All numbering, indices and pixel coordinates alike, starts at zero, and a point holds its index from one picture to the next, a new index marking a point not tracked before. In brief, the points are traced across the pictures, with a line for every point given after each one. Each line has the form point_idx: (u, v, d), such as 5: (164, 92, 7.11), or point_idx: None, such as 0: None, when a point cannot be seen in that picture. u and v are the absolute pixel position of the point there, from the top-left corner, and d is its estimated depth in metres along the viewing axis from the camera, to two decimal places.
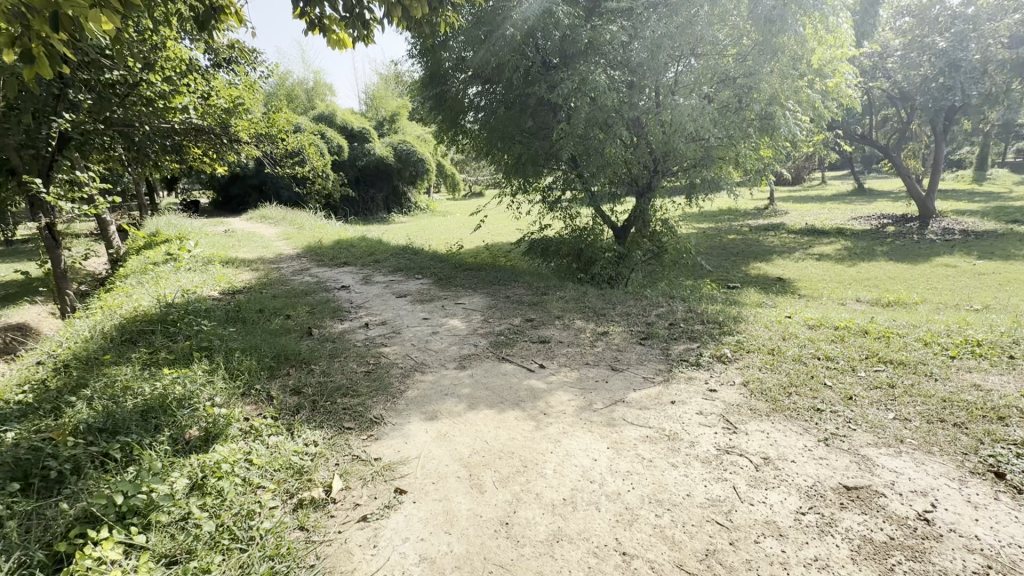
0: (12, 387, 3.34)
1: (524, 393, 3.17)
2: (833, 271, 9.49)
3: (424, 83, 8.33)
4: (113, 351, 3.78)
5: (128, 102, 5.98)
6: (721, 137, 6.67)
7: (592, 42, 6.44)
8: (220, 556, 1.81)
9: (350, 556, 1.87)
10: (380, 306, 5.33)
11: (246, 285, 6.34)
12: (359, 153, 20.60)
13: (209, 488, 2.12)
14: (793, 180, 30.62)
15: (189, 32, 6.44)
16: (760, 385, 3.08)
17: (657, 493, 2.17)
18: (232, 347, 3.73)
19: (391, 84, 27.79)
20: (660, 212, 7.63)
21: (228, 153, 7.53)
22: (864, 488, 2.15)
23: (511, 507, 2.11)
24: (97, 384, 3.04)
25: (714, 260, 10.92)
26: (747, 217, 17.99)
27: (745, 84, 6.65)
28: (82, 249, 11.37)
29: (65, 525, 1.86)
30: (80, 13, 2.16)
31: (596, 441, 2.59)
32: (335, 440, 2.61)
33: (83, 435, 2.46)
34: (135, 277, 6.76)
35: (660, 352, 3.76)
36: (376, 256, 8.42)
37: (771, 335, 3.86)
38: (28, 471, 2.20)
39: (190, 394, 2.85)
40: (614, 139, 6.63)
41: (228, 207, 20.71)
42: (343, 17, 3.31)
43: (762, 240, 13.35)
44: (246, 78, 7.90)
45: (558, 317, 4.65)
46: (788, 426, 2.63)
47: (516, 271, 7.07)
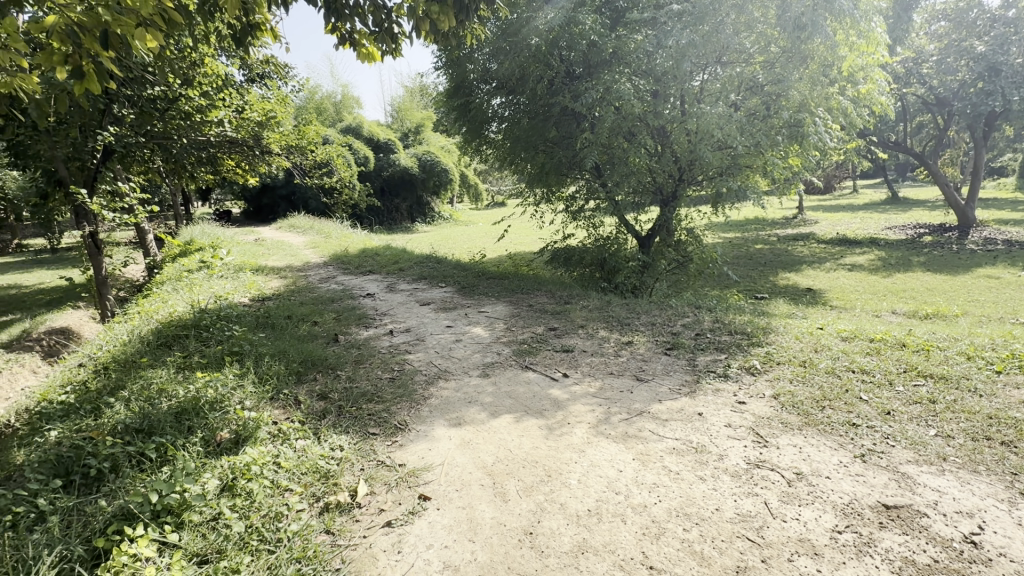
0: (56, 389, 3.51)
1: (547, 402, 3.15)
2: (867, 281, 9.20)
3: (450, 95, 8.48)
4: (149, 354, 3.92)
5: (168, 115, 6.26)
6: (748, 146, 6.56)
7: (617, 51, 6.52)
8: (249, 557, 1.84)
9: (375, 561, 1.88)
10: (404, 314, 5.40)
11: (275, 293, 6.49)
12: (385, 164, 21.00)
13: (239, 489, 2.16)
14: (824, 189, 29.85)
15: (226, 49, 6.78)
16: (792, 398, 2.99)
17: (685, 506, 2.12)
18: (262, 352, 3.84)
19: (417, 97, 28.38)
20: (686, 221, 7.52)
21: (260, 165, 7.74)
22: (905, 507, 2.06)
23: (535, 517, 2.09)
24: (134, 386, 3.15)
25: (741, 270, 10.73)
26: (774, 226, 17.71)
27: (773, 91, 6.66)
28: (122, 257, 11.93)
29: (103, 521, 1.92)
30: (127, 32, 2.31)
31: (621, 452, 2.55)
32: (360, 445, 2.64)
33: (121, 434, 2.56)
34: (171, 284, 7.00)
35: (686, 363, 3.69)
36: (400, 264, 8.55)
37: (803, 347, 3.75)
38: (70, 469, 2.31)
39: (222, 397, 2.93)
40: (638, 148, 6.73)
41: (260, 216, 21.45)
42: (372, 31, 3.40)
43: (790, 250, 13.06)
44: (278, 92, 8.20)
45: (582, 326, 4.62)
46: (822, 441, 2.54)
47: (539, 279, 7.09)
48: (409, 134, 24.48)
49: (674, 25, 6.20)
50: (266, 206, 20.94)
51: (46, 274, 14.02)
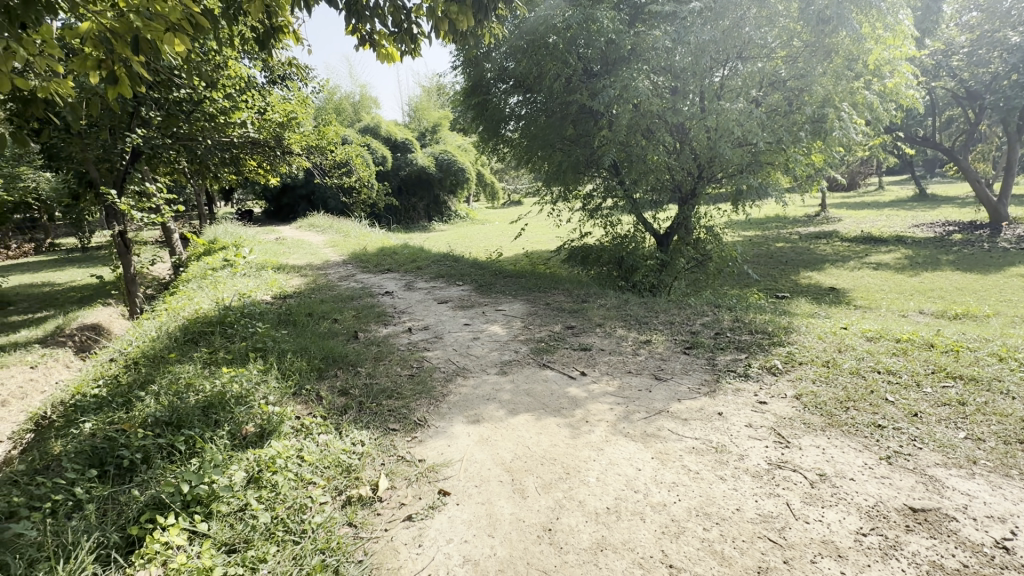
0: (89, 382, 3.65)
1: (565, 400, 3.15)
2: (893, 280, 8.97)
3: (467, 94, 8.52)
4: (176, 350, 4.04)
5: (193, 117, 6.42)
6: (770, 142, 6.47)
7: (635, 47, 6.44)
8: (275, 547, 1.89)
9: (396, 554, 1.91)
10: (422, 312, 5.46)
11: (296, 290, 6.62)
12: (402, 163, 21.18)
13: (265, 481, 2.22)
14: (848, 186, 29.16)
15: (248, 51, 6.91)
16: (814, 399, 2.94)
17: (705, 506, 2.11)
18: (285, 349, 3.92)
19: (434, 96, 28.51)
20: (705, 220, 7.52)
21: (281, 165, 7.87)
22: (933, 511, 2.01)
23: (554, 513, 2.10)
24: (163, 380, 3.26)
25: (761, 268, 10.57)
26: (795, 224, 17.39)
27: (796, 86, 6.56)
28: (149, 256, 12.28)
29: (137, 510, 1.99)
30: (157, 36, 2.38)
31: (639, 450, 2.54)
32: (381, 440, 2.69)
33: (151, 427, 2.65)
34: (197, 282, 7.19)
35: (705, 362, 3.65)
36: (418, 262, 8.64)
37: (826, 347, 3.68)
38: (104, 459, 2.40)
39: (246, 392, 3.01)
40: (657, 145, 6.66)
41: (281, 216, 21.86)
42: (392, 32, 3.43)
43: (812, 248, 12.80)
44: (299, 93, 8.33)
45: (599, 325, 4.61)
46: (846, 443, 2.50)
47: (556, 278, 7.09)
48: (426, 134, 24.62)
49: (694, 21, 6.15)
50: (287, 205, 21.32)
51: (78, 273, 14.51)
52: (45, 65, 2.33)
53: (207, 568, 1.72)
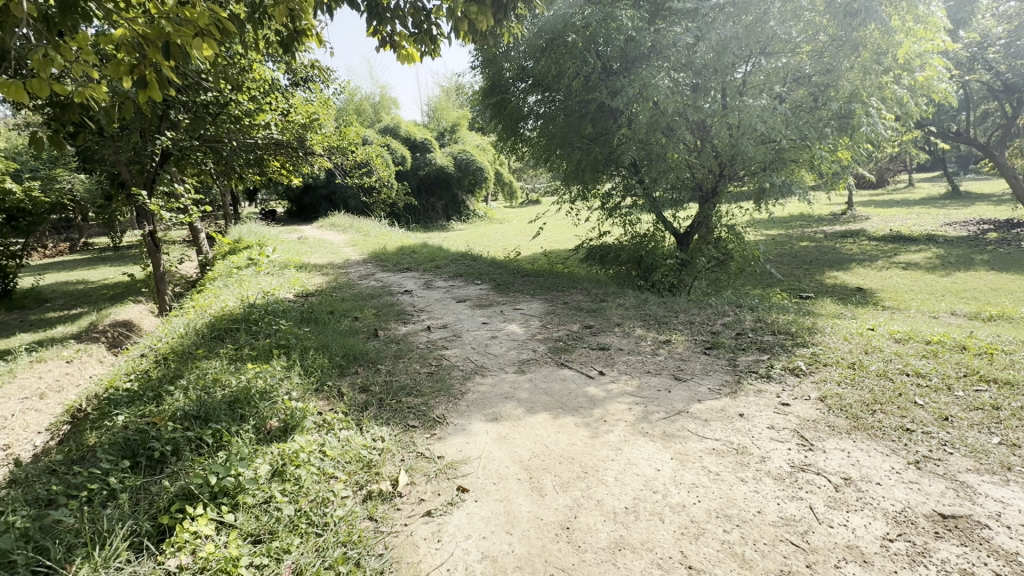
0: (121, 377, 3.79)
1: (583, 400, 3.15)
2: (924, 280, 8.70)
3: (486, 94, 8.55)
4: (203, 346, 4.15)
5: (219, 119, 6.60)
6: (794, 139, 6.36)
7: (656, 44, 6.32)
8: (299, 538, 1.93)
9: (416, 549, 1.94)
10: (441, 310, 5.52)
11: (317, 289, 6.74)
12: (421, 163, 21.36)
13: (289, 474, 2.27)
14: (876, 183, 28.33)
15: (272, 54, 7.05)
16: (839, 401, 2.87)
17: (725, 507, 2.09)
18: (307, 346, 4.00)
19: (453, 95, 28.62)
20: (727, 218, 7.26)
21: (303, 165, 8.00)
22: (964, 518, 1.96)
23: (572, 512, 2.11)
24: (191, 375, 3.36)
25: (784, 268, 10.37)
26: (820, 223, 16.98)
27: (821, 82, 6.47)
28: (177, 255, 12.65)
29: (167, 500, 2.06)
30: (186, 41, 2.45)
31: (658, 451, 2.52)
32: (401, 437, 2.72)
33: (180, 420, 2.74)
34: (222, 280, 7.38)
35: (726, 363, 3.60)
36: (436, 261, 8.70)
37: (852, 348, 3.59)
38: (137, 450, 2.50)
39: (270, 388, 3.08)
40: (677, 143, 6.56)
41: (303, 216, 22.27)
42: (412, 33, 3.47)
43: (838, 247, 12.50)
44: (320, 95, 8.47)
45: (618, 324, 4.58)
46: (872, 446, 2.44)
47: (575, 277, 7.06)
48: (445, 134, 24.77)
49: (717, 17, 6.14)
50: (309, 205, 21.71)
51: (111, 271, 15.02)
52: (81, 71, 2.41)
53: (235, 557, 1.77)
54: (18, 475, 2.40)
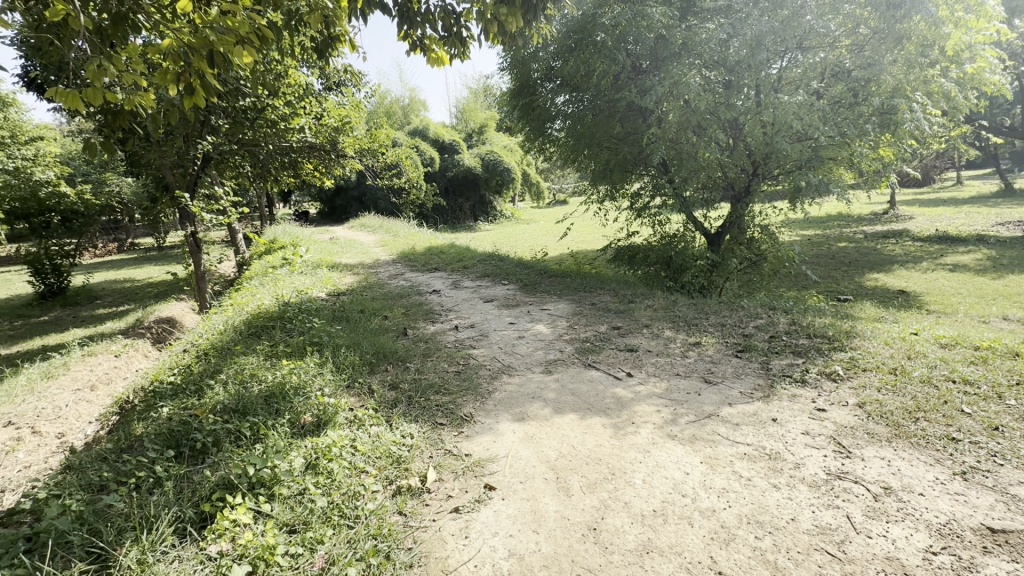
0: (166, 370, 3.98)
1: (610, 401, 3.13)
2: (972, 283, 8.27)
3: (515, 95, 8.60)
4: (241, 342, 4.32)
5: (257, 123, 6.86)
6: (832, 137, 6.19)
7: (686, 42, 6.12)
8: (331, 530, 1.99)
9: (444, 544, 1.97)
10: (468, 310, 5.57)
11: (348, 288, 6.90)
12: (450, 164, 21.57)
13: (322, 468, 2.34)
14: (921, 181, 27.09)
15: (307, 60, 7.26)
16: (879, 408, 2.77)
17: (757, 514, 2.04)
18: (339, 343, 4.10)
19: (481, 97, 28.77)
20: (760, 218, 7.11)
21: (335, 167, 8.16)
22: (1016, 533, 1.86)
23: (599, 513, 2.10)
24: (230, 370, 3.50)
25: (821, 269, 10.04)
26: (860, 223, 16.34)
27: (862, 76, 6.26)
28: (217, 254, 13.15)
29: (209, 489, 2.15)
30: (227, 49, 2.58)
31: (688, 454, 2.49)
32: (429, 434, 2.77)
33: (221, 413, 2.86)
34: (259, 279, 7.64)
35: (759, 366, 3.52)
36: (464, 261, 8.79)
37: (894, 354, 3.45)
38: (180, 441, 2.62)
39: (304, 384, 3.19)
40: (709, 142, 6.38)
41: (334, 217, 22.81)
42: (442, 37, 3.52)
43: (879, 248, 12.01)
44: (352, 98, 8.71)
45: (646, 326, 4.53)
46: (915, 455, 2.34)
47: (602, 278, 7.02)
48: (473, 135, 24.94)
49: (751, 12, 5.97)
50: (340, 206, 22.22)
51: (156, 270, 15.75)
52: (132, 79, 2.55)
53: (271, 546, 1.84)
54: (73, 462, 2.56)
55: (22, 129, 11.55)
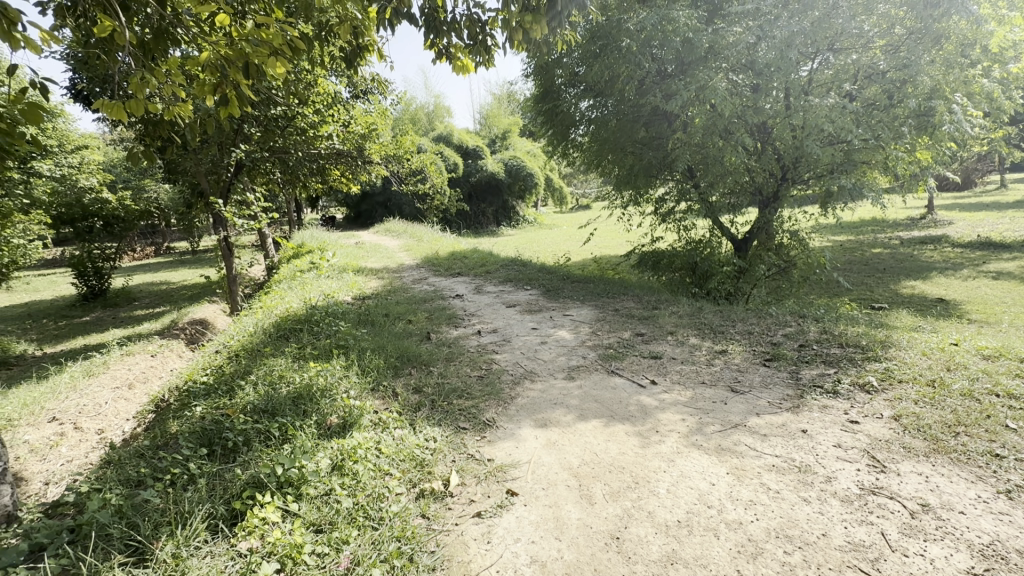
0: (200, 370, 4.13)
1: (634, 408, 3.10)
2: (1018, 292, 7.89)
3: (539, 100, 8.65)
4: (270, 344, 4.44)
5: (288, 131, 7.06)
6: (867, 140, 6.05)
7: (713, 45, 6.06)
8: (356, 531, 2.02)
9: (466, 548, 1.98)
10: (491, 315, 5.60)
11: (374, 292, 7.02)
12: (473, 170, 21.75)
13: (347, 469, 2.38)
14: (962, 185, 26.06)
15: (335, 69, 7.46)
16: (916, 421, 2.66)
17: (785, 527, 1.99)
18: (364, 346, 4.18)
19: (504, 103, 28.93)
20: (789, 224, 6.88)
21: (361, 174, 8.09)
22: None
23: (622, 522, 2.08)
24: (260, 371, 3.60)
25: (854, 276, 9.72)
26: (896, 228, 15.77)
27: (897, 78, 6.08)
28: (248, 258, 13.55)
29: (239, 487, 2.22)
30: (262, 60, 2.67)
31: (714, 464, 2.44)
32: (452, 438, 2.79)
33: (251, 413, 2.94)
34: (287, 282, 7.84)
35: (788, 376, 3.43)
36: (487, 266, 8.84)
37: (932, 365, 3.31)
38: (212, 440, 2.71)
39: (331, 386, 3.26)
40: (736, 146, 6.27)
41: (360, 222, 23.24)
42: (468, 45, 3.57)
43: (915, 255, 11.57)
44: (379, 106, 8.93)
45: (671, 333, 4.47)
46: (955, 472, 2.25)
47: (626, 284, 6.95)
48: (496, 141, 25.10)
49: (780, 14, 5.82)
50: (365, 212, 22.62)
51: (190, 273, 16.36)
52: (171, 91, 2.67)
53: (299, 545, 1.88)
54: (112, 457, 2.67)
55: (69, 138, 12.18)
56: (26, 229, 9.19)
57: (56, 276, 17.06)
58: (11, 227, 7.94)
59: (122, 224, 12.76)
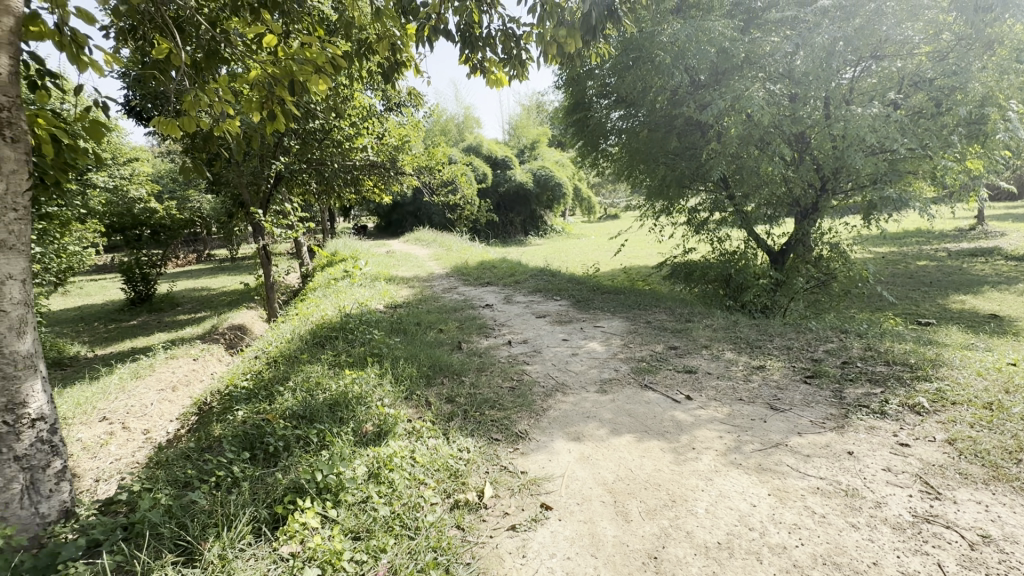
0: (240, 375, 4.28)
1: (668, 423, 3.05)
2: None
3: (569, 111, 8.69)
4: (307, 351, 4.56)
5: (324, 144, 7.27)
6: (913, 149, 5.93)
7: (749, 55, 6.02)
8: (393, 539, 2.04)
9: (502, 562, 1.97)
10: (521, 325, 5.60)
11: (405, 301, 7.14)
12: (502, 180, 21.91)
13: (384, 477, 2.42)
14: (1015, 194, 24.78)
15: (371, 83, 7.69)
16: (973, 446, 2.52)
17: (833, 554, 1.91)
18: (397, 355, 4.25)
19: (533, 114, 29.13)
20: (829, 236, 6.67)
21: (394, 185, 8.15)
22: None
23: (660, 541, 2.04)
24: (298, 378, 3.70)
25: (898, 290, 9.31)
26: (943, 240, 15.06)
27: (945, 85, 5.90)
28: (285, 266, 13.99)
29: (281, 491, 2.28)
30: (306, 77, 2.77)
31: (754, 485, 2.37)
32: (485, 449, 2.80)
33: (290, 419, 3.03)
34: (323, 291, 8.07)
35: (831, 394, 3.31)
36: (516, 276, 8.87)
37: (989, 386, 3.14)
38: (254, 444, 2.80)
39: (366, 393, 3.33)
40: (772, 156, 6.15)
41: (390, 231, 23.70)
42: (502, 59, 3.62)
43: (965, 268, 11.00)
44: (412, 118, 9.16)
45: (705, 346, 4.39)
46: (1018, 502, 2.12)
47: (657, 295, 6.85)
48: (524, 151, 25.29)
49: (821, 21, 5.72)
50: (396, 221, 23.07)
51: (229, 279, 16.98)
52: (221, 108, 2.80)
53: (338, 551, 1.93)
54: (161, 458, 2.79)
55: (122, 151, 12.88)
56: (81, 237, 9.74)
57: (106, 281, 18.00)
58: (68, 235, 8.42)
59: (168, 232, 13.38)
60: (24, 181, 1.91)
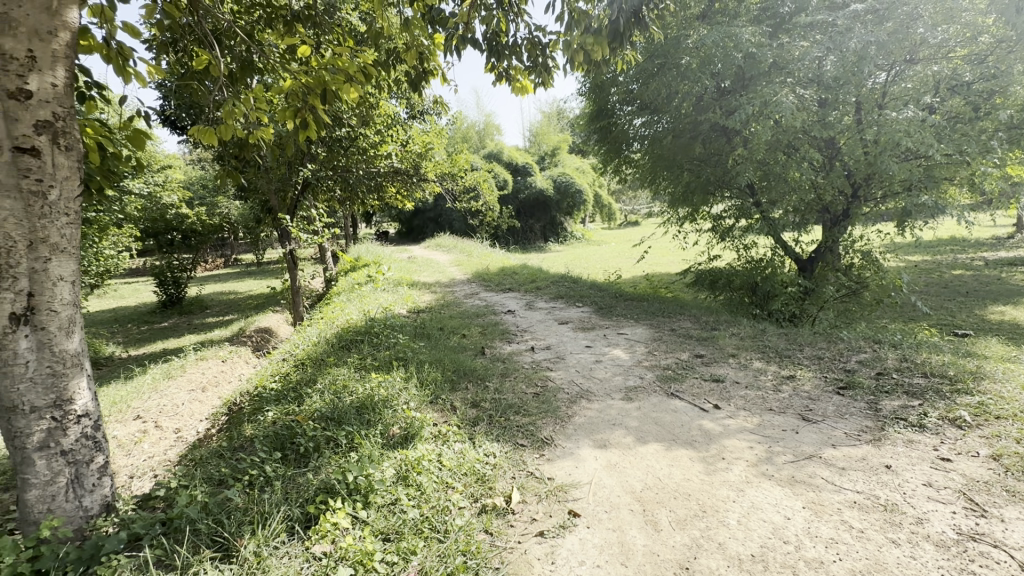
0: (269, 377, 4.37)
1: (696, 432, 3.00)
2: None
3: (592, 119, 8.68)
4: (333, 354, 4.63)
5: (350, 151, 7.42)
6: (951, 155, 5.77)
7: (778, 60, 5.90)
8: (422, 542, 2.06)
9: (531, 567, 1.97)
10: (543, 331, 5.60)
11: (427, 306, 7.20)
12: (522, 186, 21.97)
13: (411, 480, 2.44)
14: None
15: (396, 91, 7.82)
16: (1021, 463, 2.42)
17: (873, 571, 1.86)
18: (422, 359, 4.29)
19: (554, 121, 29.23)
20: (861, 243, 6.37)
21: (417, 192, 8.29)
22: None
23: (691, 552, 2.01)
24: (325, 380, 3.76)
25: (933, 300, 9.00)
26: (980, 248, 14.52)
27: (985, 88, 5.78)
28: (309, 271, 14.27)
29: (313, 491, 2.32)
30: (338, 87, 2.84)
31: (788, 497, 2.31)
32: (511, 454, 2.81)
33: (319, 421, 3.08)
34: (346, 295, 8.18)
35: (866, 406, 3.21)
36: (537, 282, 8.87)
37: None
38: (285, 445, 2.86)
39: (392, 397, 3.37)
40: (801, 162, 6.04)
41: (412, 237, 23.99)
42: (528, 66, 3.64)
43: (1004, 278, 10.57)
44: (435, 126, 9.26)
45: (733, 355, 4.31)
46: None
47: (681, 303, 6.77)
48: (545, 158, 25.37)
49: (853, 25, 5.61)
50: (417, 227, 23.32)
51: (255, 284, 17.39)
52: (257, 116, 2.88)
53: (370, 552, 1.95)
54: (195, 456, 2.87)
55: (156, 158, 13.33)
56: (117, 241, 10.10)
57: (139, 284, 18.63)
58: (106, 239, 8.75)
59: (198, 237, 13.78)
60: (76, 187, 1.97)
